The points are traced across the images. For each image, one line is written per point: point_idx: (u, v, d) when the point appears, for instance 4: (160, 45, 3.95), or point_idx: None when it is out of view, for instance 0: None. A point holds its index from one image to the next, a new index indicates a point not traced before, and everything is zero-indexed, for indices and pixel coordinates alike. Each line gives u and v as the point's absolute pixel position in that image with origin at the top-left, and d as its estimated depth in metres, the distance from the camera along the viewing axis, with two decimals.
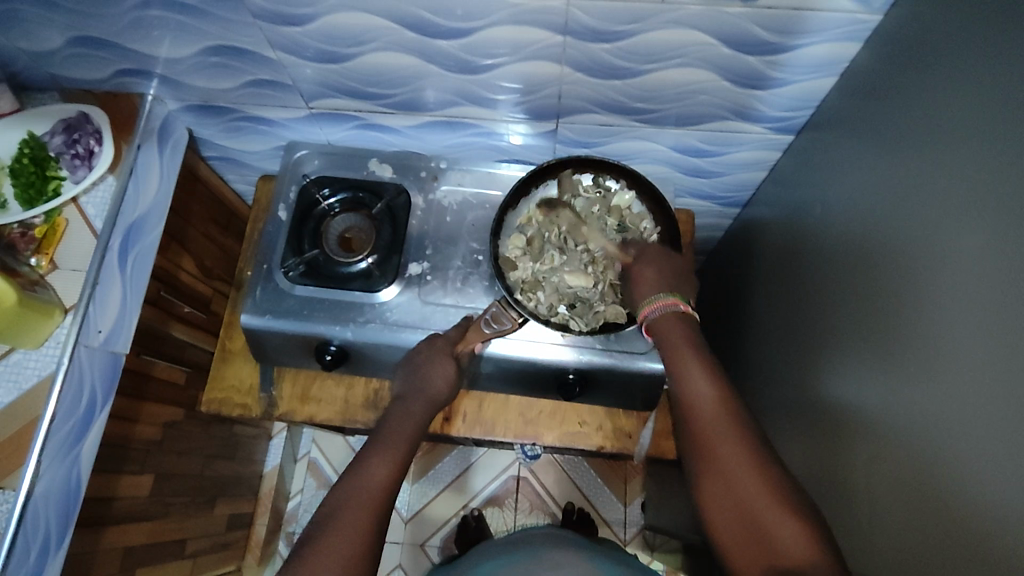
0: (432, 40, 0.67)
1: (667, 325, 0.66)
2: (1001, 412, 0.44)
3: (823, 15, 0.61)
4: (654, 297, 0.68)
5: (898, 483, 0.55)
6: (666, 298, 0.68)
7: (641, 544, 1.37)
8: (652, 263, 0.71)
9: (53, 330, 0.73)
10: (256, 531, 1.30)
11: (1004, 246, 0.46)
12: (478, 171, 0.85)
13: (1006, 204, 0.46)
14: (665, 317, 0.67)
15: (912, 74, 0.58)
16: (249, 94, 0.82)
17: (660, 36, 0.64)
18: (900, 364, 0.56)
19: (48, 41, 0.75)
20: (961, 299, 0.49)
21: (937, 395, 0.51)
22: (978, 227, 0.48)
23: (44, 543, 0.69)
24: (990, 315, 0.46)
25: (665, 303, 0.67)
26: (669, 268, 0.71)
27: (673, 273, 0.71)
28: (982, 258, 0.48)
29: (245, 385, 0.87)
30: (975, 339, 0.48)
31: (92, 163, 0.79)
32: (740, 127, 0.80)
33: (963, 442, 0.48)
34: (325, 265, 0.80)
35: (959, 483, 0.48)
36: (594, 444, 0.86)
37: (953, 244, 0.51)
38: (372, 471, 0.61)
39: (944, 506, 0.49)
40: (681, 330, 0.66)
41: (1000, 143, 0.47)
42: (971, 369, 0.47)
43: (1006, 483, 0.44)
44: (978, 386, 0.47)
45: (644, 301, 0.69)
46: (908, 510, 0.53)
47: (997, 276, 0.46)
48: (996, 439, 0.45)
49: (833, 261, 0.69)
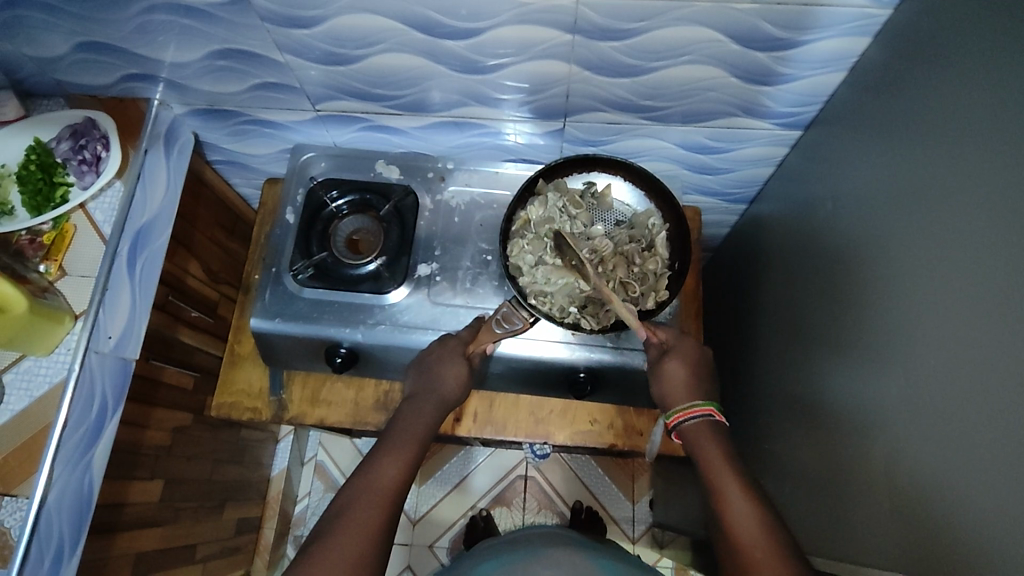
0: (439, 40, 0.67)
1: (697, 432, 0.66)
2: (999, 425, 0.45)
3: (833, 10, 0.61)
4: (694, 403, 0.67)
5: (898, 486, 0.56)
6: (703, 407, 0.67)
7: (649, 541, 1.37)
8: (683, 364, 0.70)
9: (63, 336, 0.73)
10: (264, 534, 1.30)
11: (1006, 257, 0.46)
12: (484, 170, 0.85)
13: (1009, 214, 0.46)
14: (702, 425, 0.66)
15: (919, 71, 0.59)
16: (256, 97, 0.82)
17: (667, 34, 0.64)
18: (902, 370, 0.57)
19: (53, 48, 0.75)
20: (963, 309, 0.50)
21: (938, 401, 0.52)
22: (983, 236, 0.49)
23: (57, 551, 0.69)
24: (992, 314, 0.47)
25: (702, 412, 0.67)
26: (698, 372, 0.70)
27: (701, 375, 0.70)
28: (984, 268, 0.48)
29: (255, 389, 0.87)
30: (975, 349, 0.48)
31: (100, 168, 0.79)
32: (748, 123, 0.80)
33: (962, 451, 0.49)
34: (334, 268, 0.79)
35: (959, 490, 0.49)
36: (605, 443, 0.86)
37: (957, 252, 0.51)
38: (384, 472, 0.61)
39: (944, 512, 0.50)
40: (715, 443, 0.64)
41: (1008, 150, 0.47)
42: (972, 375, 0.48)
43: (1001, 493, 0.45)
44: (979, 397, 0.47)
45: (680, 406, 0.68)
46: (908, 513, 0.55)
47: (1000, 286, 0.47)
48: (995, 451, 0.46)
49: (838, 262, 0.70)
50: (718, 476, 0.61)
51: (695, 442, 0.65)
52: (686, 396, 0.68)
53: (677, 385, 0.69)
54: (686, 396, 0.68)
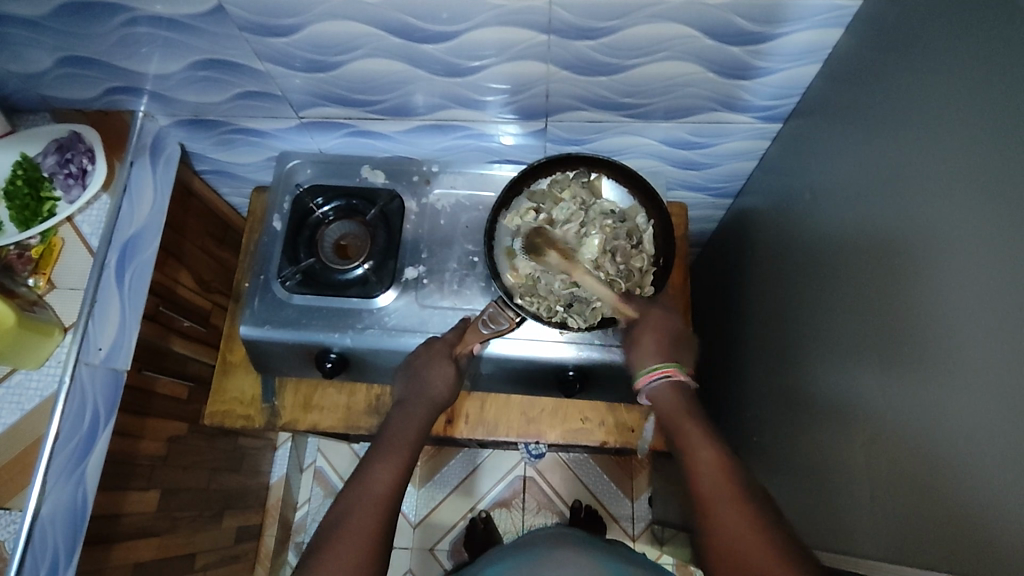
0: (418, 44, 0.68)
1: (662, 397, 0.66)
2: (1002, 420, 0.44)
3: (803, 3, 0.62)
4: (654, 366, 0.66)
5: (897, 482, 0.55)
6: (663, 368, 0.66)
7: (650, 538, 1.37)
8: (652, 331, 0.69)
9: (53, 349, 0.74)
10: (264, 542, 1.30)
11: (1001, 246, 0.45)
12: (471, 172, 0.86)
13: (1003, 194, 0.45)
14: (666, 389, 0.66)
15: (897, 57, 0.58)
16: (239, 106, 0.82)
17: (641, 31, 0.65)
18: (899, 363, 0.55)
19: (37, 63, 0.75)
20: (960, 297, 0.48)
21: (937, 396, 0.50)
22: (977, 219, 0.47)
23: (52, 563, 0.70)
24: (989, 305, 0.45)
25: (661, 374, 0.66)
26: (669, 336, 0.69)
27: (673, 335, 0.69)
28: (980, 257, 0.47)
29: (247, 397, 0.88)
30: (974, 341, 0.47)
31: (86, 182, 0.80)
32: (728, 118, 0.81)
33: (963, 445, 0.47)
34: (322, 273, 0.80)
35: (959, 483, 0.47)
36: (597, 440, 0.86)
37: (950, 240, 0.50)
38: (376, 478, 0.61)
39: (944, 509, 0.49)
40: (677, 401, 0.65)
41: (996, 133, 0.46)
42: (972, 369, 0.47)
43: (1005, 489, 0.43)
44: (981, 389, 0.46)
45: (643, 370, 0.67)
46: (912, 509, 0.53)
47: (995, 276, 0.45)
48: (995, 446, 0.44)
49: (829, 251, 0.69)
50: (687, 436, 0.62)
51: (664, 405, 0.65)
52: (650, 358, 0.68)
53: (647, 351, 0.68)
54: (654, 357, 0.67)
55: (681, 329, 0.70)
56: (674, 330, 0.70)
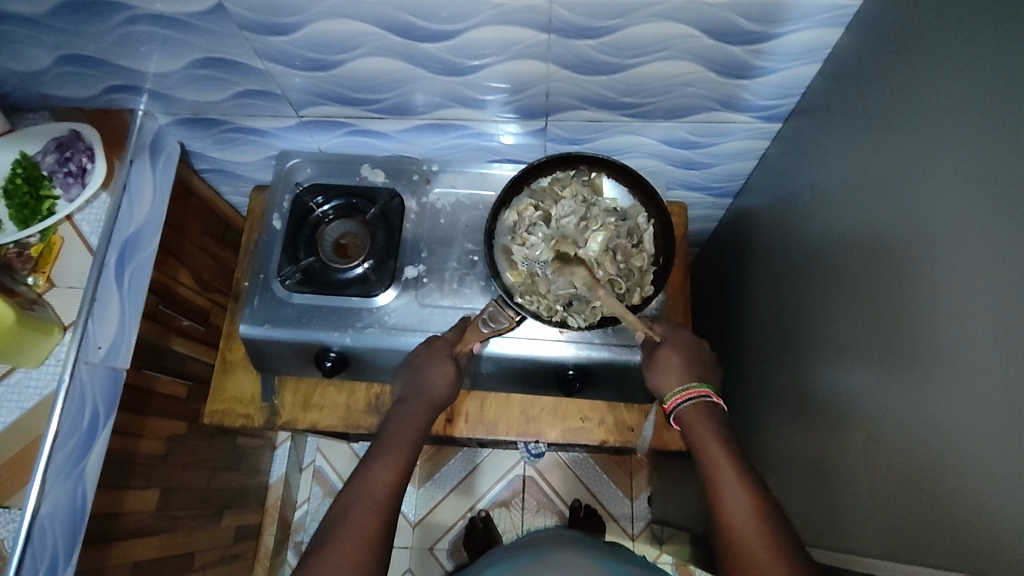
0: (418, 43, 0.68)
1: (693, 422, 0.64)
2: (1002, 420, 0.44)
3: (803, 2, 0.62)
4: (688, 387, 0.65)
5: (897, 482, 0.55)
6: (696, 389, 0.65)
7: (649, 538, 1.37)
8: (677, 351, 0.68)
9: (53, 348, 0.74)
10: (264, 541, 1.30)
11: (1000, 246, 0.45)
12: (471, 171, 0.86)
13: (1003, 193, 0.45)
14: (696, 413, 0.64)
15: (897, 55, 0.58)
16: (239, 105, 0.82)
17: (641, 30, 0.65)
18: (899, 362, 0.55)
19: (36, 61, 0.75)
20: (960, 296, 0.48)
21: (937, 395, 0.50)
22: (977, 218, 0.47)
23: (51, 562, 0.69)
24: (989, 304, 0.45)
25: (695, 395, 0.65)
26: (695, 359, 0.68)
27: (696, 357, 0.69)
28: (980, 257, 0.47)
29: (246, 395, 0.88)
30: (974, 340, 0.47)
31: (85, 181, 0.79)
32: (728, 118, 0.81)
33: (963, 444, 0.47)
34: (322, 272, 0.80)
35: (958, 482, 0.47)
36: (596, 439, 0.86)
37: (949, 239, 0.50)
38: (377, 477, 0.61)
39: (944, 509, 0.49)
40: (708, 425, 0.63)
41: (996, 131, 0.46)
42: (972, 367, 0.47)
43: (1005, 488, 0.43)
44: (980, 388, 0.46)
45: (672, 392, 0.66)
46: (911, 509, 0.53)
47: (995, 275, 0.45)
48: (995, 446, 0.44)
49: (829, 250, 0.69)
50: (718, 464, 0.59)
51: (692, 428, 0.63)
52: (676, 379, 0.67)
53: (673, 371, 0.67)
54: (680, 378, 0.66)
55: (706, 353, 0.70)
56: (699, 354, 0.69)
